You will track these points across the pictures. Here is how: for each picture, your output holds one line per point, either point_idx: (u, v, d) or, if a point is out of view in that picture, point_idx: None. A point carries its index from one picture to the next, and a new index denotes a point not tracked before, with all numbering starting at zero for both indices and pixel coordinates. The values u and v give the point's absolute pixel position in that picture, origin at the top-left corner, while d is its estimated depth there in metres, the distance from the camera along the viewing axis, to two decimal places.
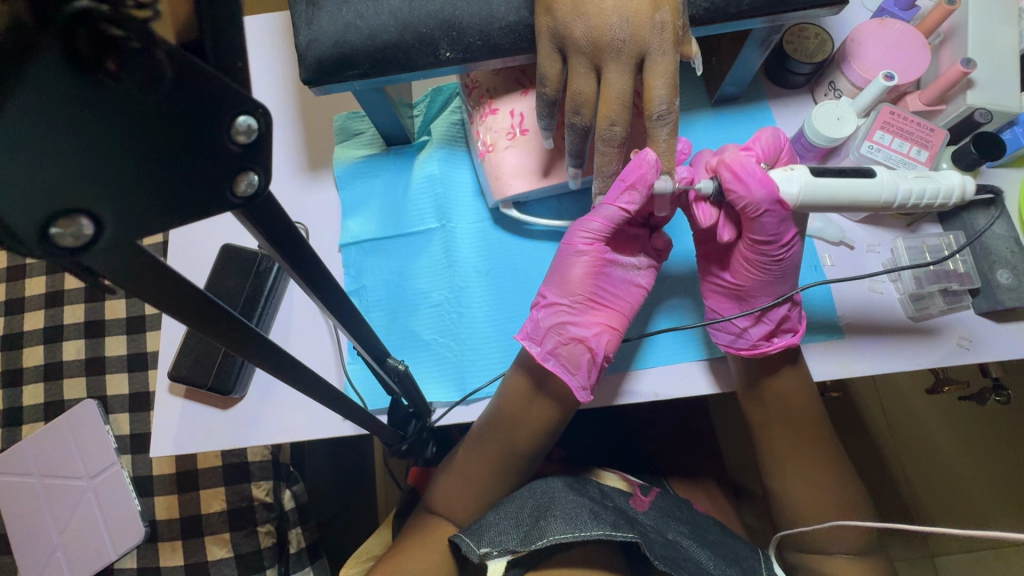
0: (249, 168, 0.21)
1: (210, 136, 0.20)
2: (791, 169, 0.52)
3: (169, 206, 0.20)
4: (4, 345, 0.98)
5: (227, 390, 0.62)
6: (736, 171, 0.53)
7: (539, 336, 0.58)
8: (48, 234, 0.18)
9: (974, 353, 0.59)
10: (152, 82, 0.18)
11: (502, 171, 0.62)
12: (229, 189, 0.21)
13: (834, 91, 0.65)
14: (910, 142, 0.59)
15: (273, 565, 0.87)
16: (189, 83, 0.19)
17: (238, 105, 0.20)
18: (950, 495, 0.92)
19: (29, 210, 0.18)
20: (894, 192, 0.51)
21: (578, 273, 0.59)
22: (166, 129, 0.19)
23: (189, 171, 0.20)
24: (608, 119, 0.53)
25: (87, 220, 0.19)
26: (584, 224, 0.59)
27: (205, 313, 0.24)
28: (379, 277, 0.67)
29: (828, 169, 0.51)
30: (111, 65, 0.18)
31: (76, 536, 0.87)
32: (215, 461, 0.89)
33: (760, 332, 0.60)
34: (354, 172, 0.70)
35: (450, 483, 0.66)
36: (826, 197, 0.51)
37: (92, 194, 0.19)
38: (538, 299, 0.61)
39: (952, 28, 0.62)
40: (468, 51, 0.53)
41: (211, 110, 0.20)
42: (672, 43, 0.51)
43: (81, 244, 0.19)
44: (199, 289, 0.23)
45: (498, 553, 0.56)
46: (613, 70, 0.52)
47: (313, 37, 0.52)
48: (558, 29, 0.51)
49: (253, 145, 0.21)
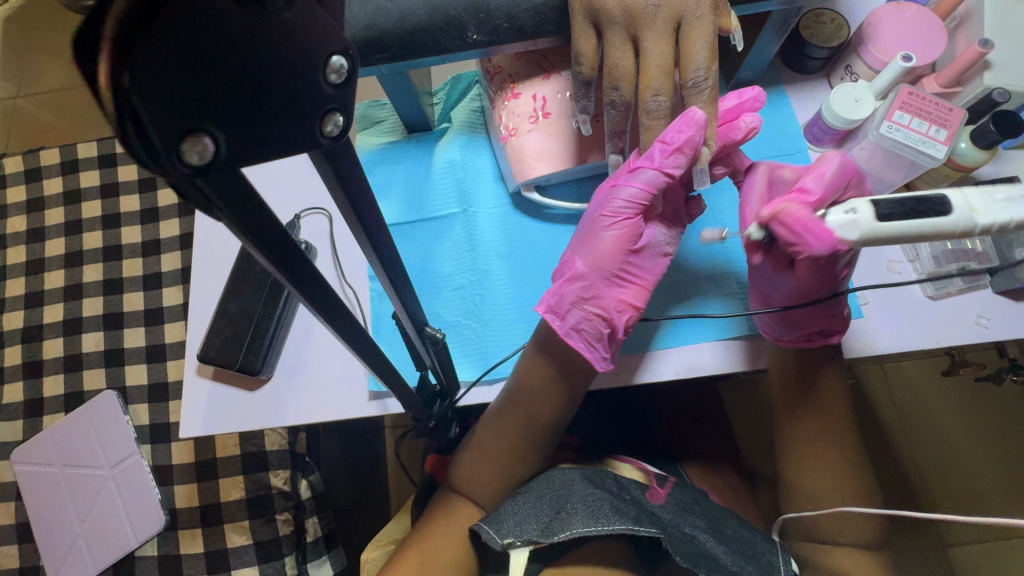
0: (335, 109, 0.22)
1: (312, 72, 0.20)
2: (852, 211, 0.44)
3: (266, 137, 0.21)
4: (24, 339, 1.00)
5: (254, 371, 0.63)
6: (795, 228, 0.48)
7: (565, 309, 0.59)
8: (178, 150, 0.18)
9: (992, 330, 0.60)
10: (285, 3, 0.18)
11: (524, 154, 0.63)
12: (319, 128, 0.22)
13: (851, 75, 0.66)
14: (929, 121, 0.58)
15: (292, 553, 0.89)
16: (304, 17, 0.19)
17: (337, 44, 0.21)
18: (962, 484, 0.93)
19: (160, 123, 0.17)
20: (974, 225, 0.43)
21: (609, 244, 0.60)
22: (276, 57, 0.19)
23: (286, 104, 0.20)
24: (651, 89, 0.54)
25: (209, 139, 0.18)
26: (619, 189, 0.59)
27: (285, 258, 0.24)
28: (404, 259, 0.68)
29: (895, 212, 0.42)
30: None
31: (98, 523, 0.89)
32: (234, 450, 0.90)
33: (796, 338, 0.62)
34: (378, 158, 0.72)
35: (471, 466, 0.67)
36: (896, 237, 0.43)
37: (209, 113, 0.18)
38: (566, 268, 0.61)
39: (968, 11, 0.63)
40: (494, 34, 0.54)
41: (313, 46, 0.20)
42: (709, 6, 0.52)
43: (204, 162, 0.19)
44: (287, 234, 0.24)
45: (521, 543, 0.58)
46: (651, 37, 0.53)
47: (343, 20, 0.53)
48: (590, 2, 0.52)
49: (343, 85, 0.22)
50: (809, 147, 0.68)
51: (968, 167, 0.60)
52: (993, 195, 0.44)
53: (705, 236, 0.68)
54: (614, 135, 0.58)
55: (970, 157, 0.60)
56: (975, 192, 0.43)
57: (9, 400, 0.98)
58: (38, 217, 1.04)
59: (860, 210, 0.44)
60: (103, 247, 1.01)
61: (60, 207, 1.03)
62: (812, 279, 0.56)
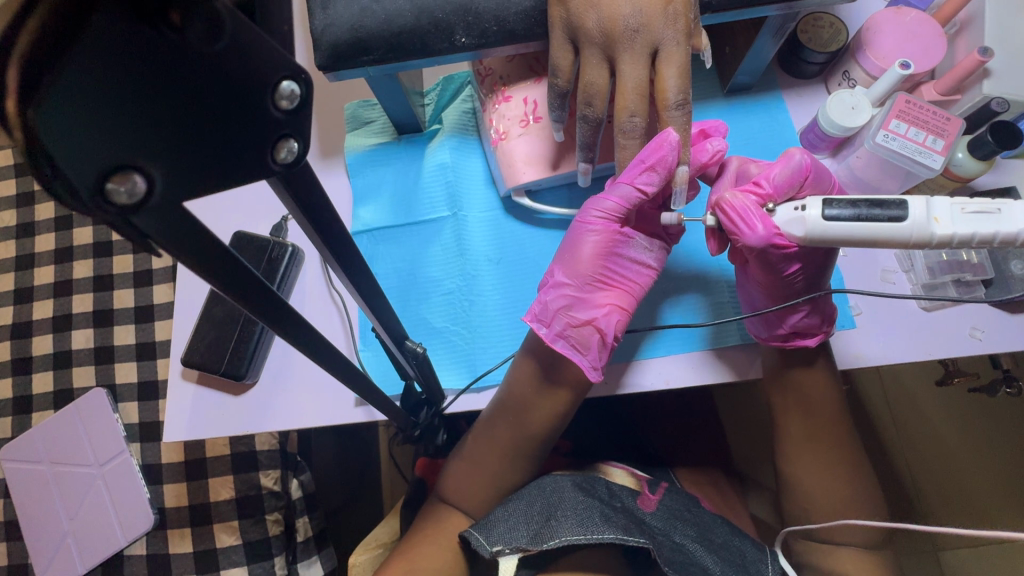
0: (289, 135, 0.22)
1: (258, 100, 0.20)
2: (801, 208, 0.48)
3: (214, 172, 0.20)
4: (13, 335, 0.99)
5: (239, 376, 0.62)
6: (733, 219, 0.54)
7: (547, 318, 0.58)
8: (103, 191, 0.17)
9: (985, 344, 0.59)
10: (214, 32, 0.18)
11: (514, 159, 0.62)
12: (271, 156, 0.21)
13: (849, 81, 0.65)
14: (926, 131, 0.57)
15: (281, 554, 0.88)
16: (246, 45, 0.19)
17: (283, 70, 0.20)
18: (956, 492, 0.92)
19: (83, 165, 0.17)
20: (930, 234, 0.44)
21: (588, 252, 0.59)
22: (213, 90, 0.19)
23: (232, 137, 0.20)
24: (627, 111, 0.53)
25: (140, 177, 0.18)
26: (600, 201, 0.59)
27: (245, 281, 0.23)
28: (390, 266, 0.67)
29: (843, 212, 0.45)
30: (175, 16, 0.17)
31: (85, 523, 0.88)
32: (224, 450, 0.89)
33: (774, 337, 0.60)
34: (367, 160, 0.70)
35: (460, 472, 0.66)
36: (841, 238, 0.46)
37: (142, 151, 0.18)
38: (546, 278, 0.60)
39: (968, 17, 0.62)
40: (484, 37, 0.53)
41: (258, 75, 0.20)
42: (686, 33, 0.52)
43: (135, 202, 0.18)
44: (246, 265, 0.23)
45: (510, 550, 0.57)
46: (627, 60, 0.52)
47: (328, 21, 0.52)
48: (570, 18, 0.52)
49: (295, 110, 0.21)
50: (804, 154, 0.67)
51: (964, 179, 0.59)
52: (960, 205, 0.44)
53: (698, 245, 0.66)
54: (585, 147, 0.57)
55: (966, 168, 0.59)
56: (941, 201, 0.43)
57: None
58: (28, 213, 1.02)
59: (810, 208, 0.47)
60: (93, 244, 1.00)
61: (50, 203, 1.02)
62: (774, 280, 0.56)
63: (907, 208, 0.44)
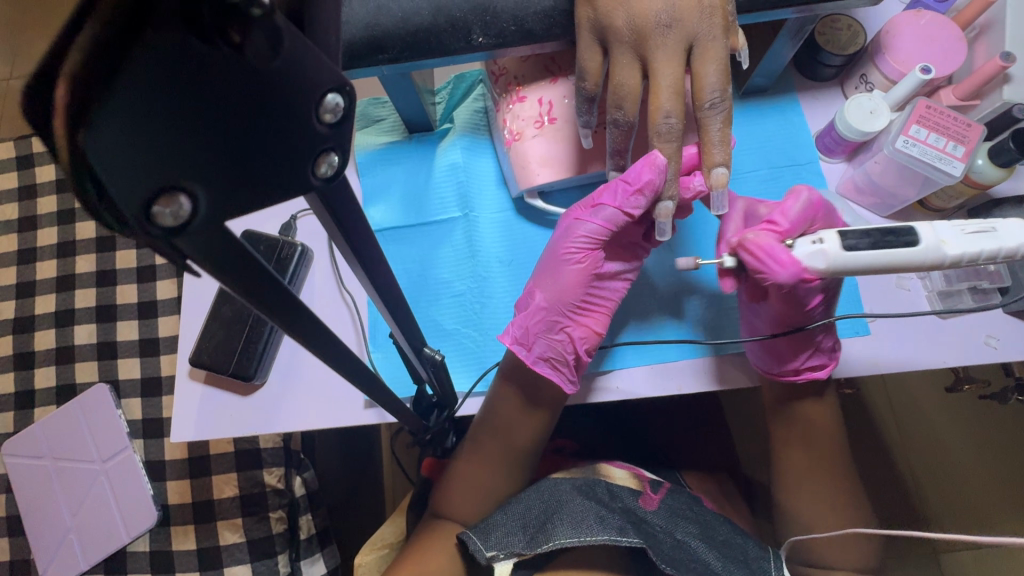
0: (330, 149, 0.21)
1: (304, 116, 0.19)
2: (818, 241, 0.48)
3: (254, 190, 0.20)
4: (15, 329, 0.98)
5: (247, 377, 0.62)
6: (760, 258, 0.51)
7: (528, 341, 0.59)
8: (150, 214, 0.17)
9: (1000, 352, 0.59)
10: (273, 49, 0.17)
11: (528, 160, 0.62)
12: (313, 171, 0.21)
13: (866, 85, 0.64)
14: (946, 137, 0.56)
15: (285, 551, 0.88)
16: (296, 58, 0.18)
17: (330, 82, 0.20)
18: (959, 495, 0.92)
19: (132, 184, 0.17)
20: (942, 258, 0.46)
21: (570, 278, 0.59)
22: (263, 106, 0.18)
23: (274, 154, 0.20)
24: (662, 111, 0.51)
25: (185, 197, 0.18)
26: (581, 224, 0.59)
27: (272, 296, 0.23)
28: (400, 266, 0.67)
29: (862, 243, 0.46)
30: (234, 34, 0.16)
31: (89, 518, 0.88)
32: (227, 447, 0.88)
33: (785, 371, 0.61)
34: (377, 158, 0.70)
35: (468, 473, 0.65)
36: (861, 268, 0.47)
37: (187, 170, 0.18)
38: (526, 299, 0.60)
39: (989, 21, 0.61)
40: (502, 36, 0.52)
41: (305, 88, 0.19)
42: (722, 28, 0.51)
43: (179, 223, 0.18)
44: (281, 286, 0.22)
45: (505, 555, 0.57)
46: (660, 58, 0.51)
47: (343, 18, 0.52)
48: (598, 19, 0.51)
49: (338, 123, 0.21)
50: (819, 158, 0.67)
51: (984, 186, 0.58)
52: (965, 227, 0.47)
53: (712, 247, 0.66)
54: (617, 153, 0.56)
55: (987, 175, 0.58)
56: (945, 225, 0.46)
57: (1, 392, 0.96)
58: (32, 205, 1.01)
59: (827, 239, 0.48)
60: (97, 238, 0.99)
61: (53, 195, 1.01)
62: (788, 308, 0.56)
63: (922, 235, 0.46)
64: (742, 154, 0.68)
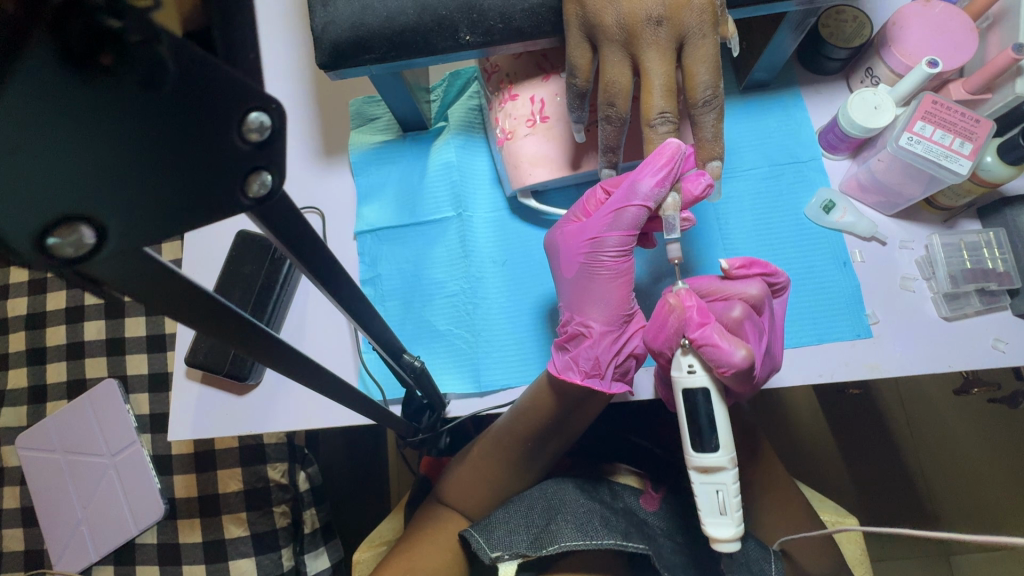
0: (261, 167, 0.21)
1: (221, 135, 0.20)
2: (691, 366, 0.47)
3: (174, 216, 0.20)
4: (28, 325, 0.99)
5: (241, 377, 0.62)
6: (658, 317, 0.51)
7: (601, 369, 0.55)
8: (46, 244, 0.18)
9: (1009, 356, 0.57)
10: (155, 79, 0.19)
11: (521, 160, 0.61)
12: (241, 191, 0.21)
13: (871, 78, 0.62)
14: (953, 133, 0.54)
15: (289, 545, 0.89)
16: (198, 79, 0.19)
17: (250, 101, 0.20)
18: (971, 497, 0.91)
19: (26, 218, 0.18)
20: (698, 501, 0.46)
21: (613, 292, 0.55)
22: (170, 133, 0.20)
23: (192, 179, 0.20)
24: (655, 109, 0.50)
25: (87, 228, 0.19)
26: (604, 240, 0.54)
27: (199, 307, 0.23)
28: (394, 267, 0.67)
29: (699, 403, 0.46)
30: (106, 59, 0.18)
31: (99, 511, 0.89)
32: (232, 442, 0.89)
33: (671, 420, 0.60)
34: (372, 157, 0.69)
35: (461, 476, 0.65)
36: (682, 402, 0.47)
37: (93, 202, 0.19)
38: (582, 330, 0.56)
39: (1002, 11, 0.58)
40: (489, 34, 0.51)
41: (215, 108, 0.20)
42: (712, 24, 0.49)
43: (81, 254, 0.19)
44: (212, 297, 0.23)
45: (509, 557, 0.56)
46: (652, 57, 0.49)
47: (328, 19, 0.51)
48: (586, 16, 0.49)
49: (266, 142, 0.21)
50: (823, 155, 0.65)
51: (992, 183, 0.57)
52: (716, 486, 0.45)
53: (710, 248, 0.64)
54: (608, 150, 0.54)
55: (996, 173, 0.56)
56: (726, 486, 0.45)
57: (15, 386, 0.99)
58: None
59: (695, 370, 0.47)
60: None
61: None
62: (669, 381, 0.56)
63: (703, 456, 0.45)
64: (743, 152, 0.66)
